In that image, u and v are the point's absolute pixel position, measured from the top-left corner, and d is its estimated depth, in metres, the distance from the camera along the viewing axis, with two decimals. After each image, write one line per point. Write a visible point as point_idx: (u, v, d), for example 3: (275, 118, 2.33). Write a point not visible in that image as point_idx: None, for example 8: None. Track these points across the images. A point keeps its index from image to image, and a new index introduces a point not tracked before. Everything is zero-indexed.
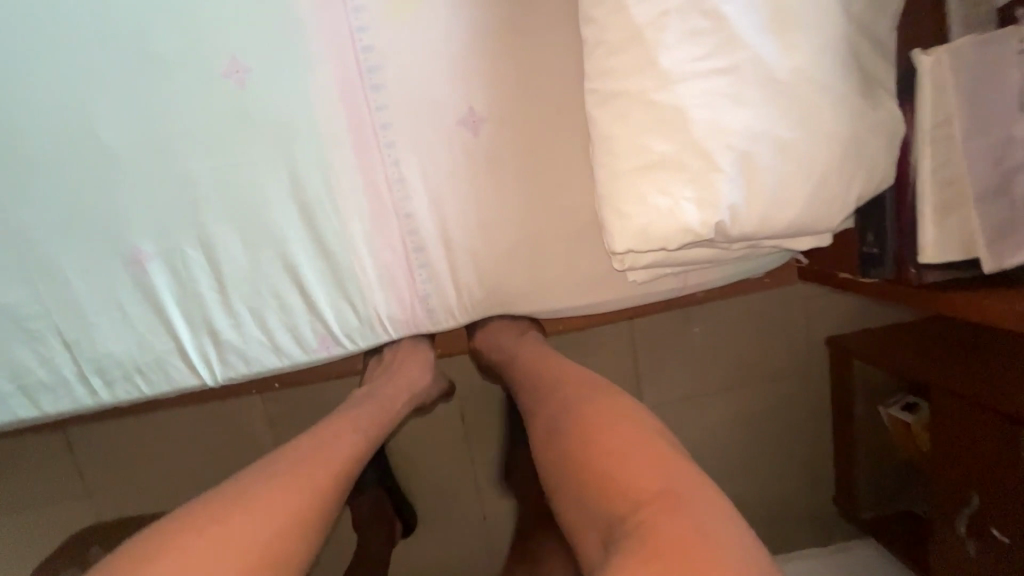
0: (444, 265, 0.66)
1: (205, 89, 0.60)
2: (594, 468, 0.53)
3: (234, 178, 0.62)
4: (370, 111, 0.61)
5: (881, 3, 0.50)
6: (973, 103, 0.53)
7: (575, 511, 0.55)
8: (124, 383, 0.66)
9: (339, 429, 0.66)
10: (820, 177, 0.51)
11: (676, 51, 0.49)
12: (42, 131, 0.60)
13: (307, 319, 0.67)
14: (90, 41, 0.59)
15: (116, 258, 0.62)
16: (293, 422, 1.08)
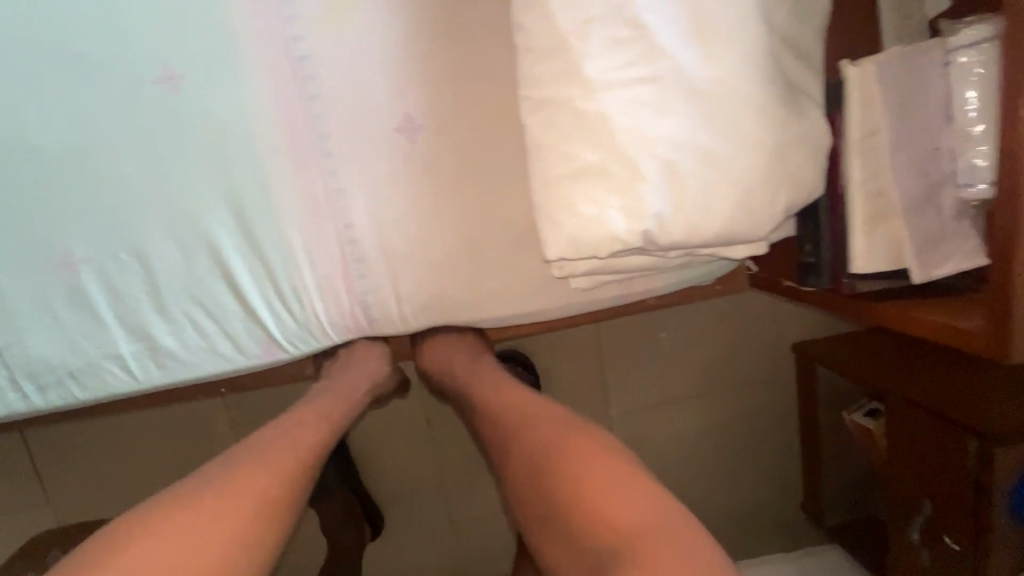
0: (384, 272, 0.66)
1: (137, 94, 0.60)
2: (553, 489, 0.53)
3: (169, 183, 0.61)
4: (305, 117, 0.61)
5: (803, 15, 0.51)
6: (899, 114, 0.53)
7: (541, 528, 0.54)
8: (58, 389, 0.66)
9: (278, 435, 0.65)
10: (745, 187, 0.51)
11: (599, 60, 0.49)
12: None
13: (245, 325, 0.66)
14: (18, 44, 0.58)
15: (45, 261, 0.62)
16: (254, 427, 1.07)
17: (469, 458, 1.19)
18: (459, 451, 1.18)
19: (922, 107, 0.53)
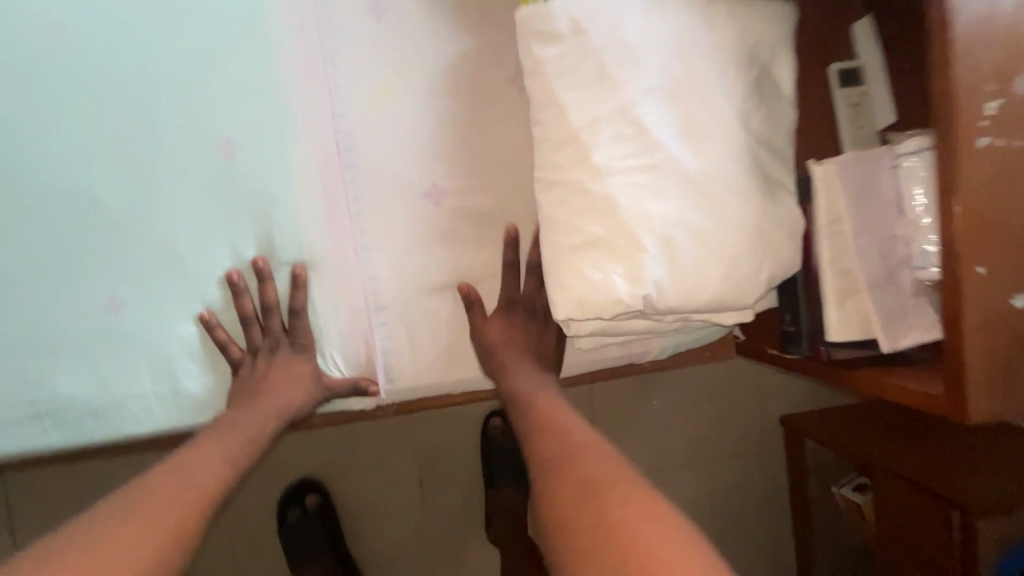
0: (401, 327, 0.71)
1: (197, 159, 0.67)
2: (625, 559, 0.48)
3: (217, 238, 0.68)
4: (344, 186, 0.69)
5: (772, 124, 0.62)
6: (858, 206, 0.62)
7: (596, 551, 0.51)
8: (79, 425, 0.68)
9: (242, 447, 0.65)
10: (731, 261, 0.59)
11: (606, 150, 0.59)
12: (35, 187, 0.65)
13: (268, 368, 0.70)
14: (94, 113, 0.65)
15: (91, 301, 0.66)
16: (257, 496, 1.11)
17: (461, 522, 1.17)
18: (451, 516, 1.17)
19: (881, 200, 0.62)
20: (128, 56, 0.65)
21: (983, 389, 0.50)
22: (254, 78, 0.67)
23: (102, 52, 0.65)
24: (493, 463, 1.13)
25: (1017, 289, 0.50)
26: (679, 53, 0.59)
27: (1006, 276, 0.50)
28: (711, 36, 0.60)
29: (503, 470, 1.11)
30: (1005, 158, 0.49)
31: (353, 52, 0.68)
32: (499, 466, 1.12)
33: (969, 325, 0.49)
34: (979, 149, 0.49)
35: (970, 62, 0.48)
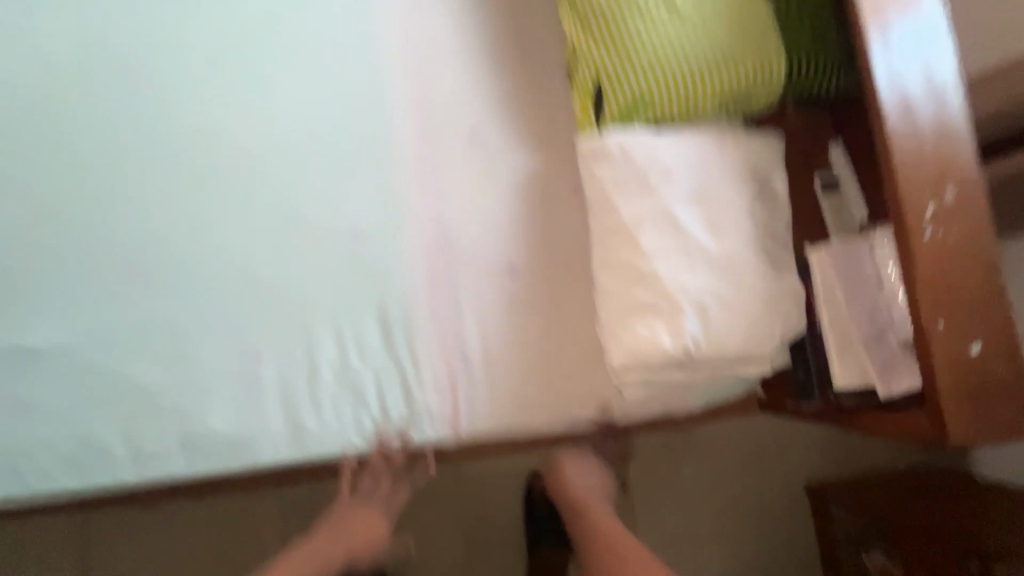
0: (483, 376, 0.87)
1: (331, 240, 0.87)
2: None
3: (339, 303, 0.85)
4: (443, 264, 0.88)
5: (774, 219, 0.83)
6: (847, 281, 0.80)
7: None
8: (215, 455, 0.82)
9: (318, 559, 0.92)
10: (751, 321, 0.78)
11: (652, 238, 0.78)
12: (208, 259, 0.84)
13: (375, 410, 0.85)
14: (259, 205, 0.86)
15: (241, 350, 0.83)
16: None
17: None
18: None
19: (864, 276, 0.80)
20: (289, 165, 0.87)
21: (954, 418, 0.65)
22: (381, 183, 0.89)
23: (269, 162, 0.87)
24: (535, 523, 1.19)
25: (971, 339, 0.66)
26: (702, 169, 0.81)
27: (959, 330, 0.66)
28: (724, 157, 0.82)
29: (546, 529, 1.18)
30: (944, 244, 0.68)
31: (455, 167, 0.91)
32: (542, 525, 1.19)
33: (934, 368, 0.66)
34: (925, 238, 0.68)
35: (913, 176, 0.68)
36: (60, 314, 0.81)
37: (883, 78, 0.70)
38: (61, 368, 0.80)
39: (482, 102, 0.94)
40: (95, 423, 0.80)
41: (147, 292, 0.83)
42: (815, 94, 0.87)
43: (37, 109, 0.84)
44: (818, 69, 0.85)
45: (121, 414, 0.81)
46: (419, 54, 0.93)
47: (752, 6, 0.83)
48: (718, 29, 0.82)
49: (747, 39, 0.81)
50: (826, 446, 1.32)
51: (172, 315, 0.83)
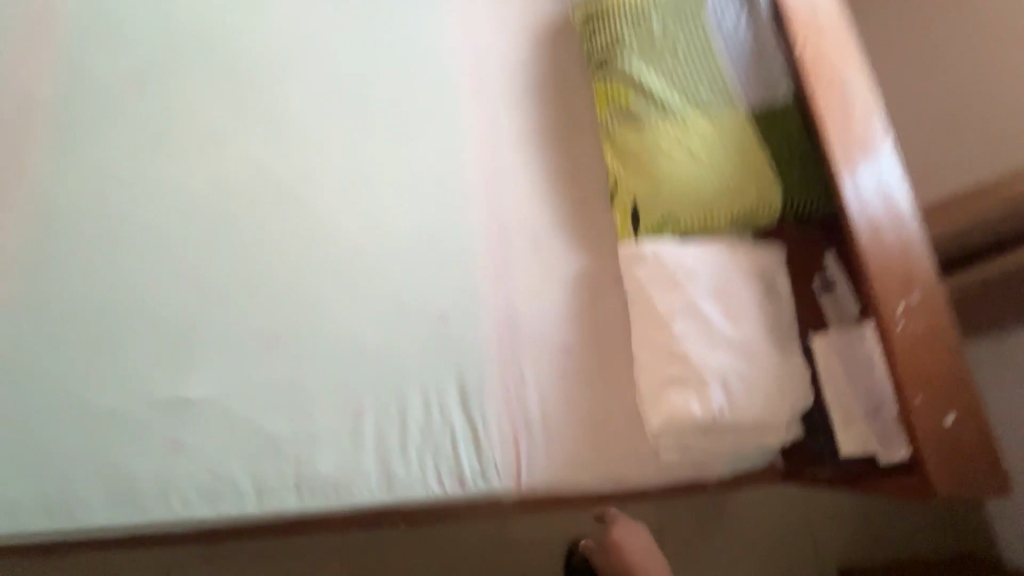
0: (541, 436, 1.04)
1: (421, 319, 1.08)
2: None
3: (428, 370, 1.06)
4: (510, 340, 1.09)
5: (780, 311, 1.03)
6: (845, 364, 0.97)
7: None
8: (321, 494, 0.98)
9: None
10: (765, 395, 0.96)
11: (681, 324, 0.99)
12: (326, 332, 1.06)
13: (452, 462, 1.02)
14: (367, 290, 1.10)
15: (346, 407, 1.03)
16: None
17: None
18: None
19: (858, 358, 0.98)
20: (392, 259, 1.12)
21: (936, 475, 0.81)
22: (463, 274, 1.12)
23: (378, 256, 1.12)
24: None
25: (947, 410, 0.83)
26: (719, 270, 1.03)
27: (934, 404, 0.83)
28: (736, 261, 1.04)
29: None
30: (915, 334, 0.86)
31: (519, 262, 1.14)
32: None
33: (918, 434, 0.82)
34: (899, 329, 0.86)
35: (885, 281, 0.89)
36: (213, 372, 1.03)
37: (856, 210, 0.93)
38: (209, 414, 1.01)
39: (542, 213, 1.19)
40: (228, 464, 0.99)
41: (277, 357, 1.05)
42: (810, 214, 1.09)
43: (214, 216, 1.12)
44: (810, 196, 1.07)
45: (249, 456, 0.99)
46: (492, 176, 1.20)
47: (754, 150, 1.08)
48: (725, 167, 1.08)
49: (748, 177, 1.08)
50: (846, 515, 1.45)
51: (298, 376, 1.04)
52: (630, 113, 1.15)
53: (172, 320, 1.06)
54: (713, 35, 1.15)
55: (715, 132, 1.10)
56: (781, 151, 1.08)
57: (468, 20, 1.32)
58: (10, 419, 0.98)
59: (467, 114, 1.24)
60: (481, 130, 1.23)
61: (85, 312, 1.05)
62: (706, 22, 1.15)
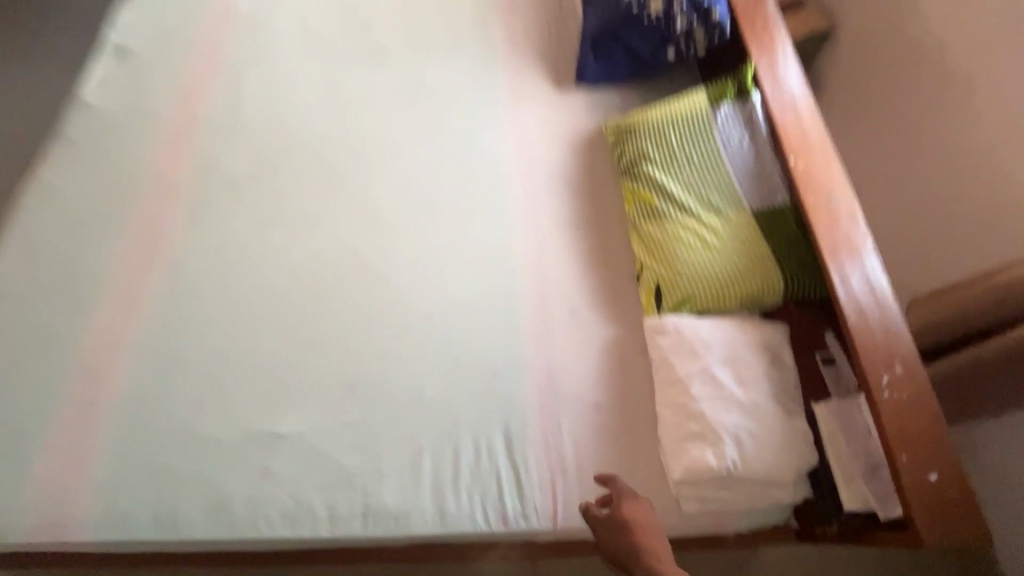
0: (575, 482, 1.19)
1: (475, 374, 1.28)
2: None
3: (478, 419, 1.23)
4: (549, 395, 1.26)
5: (784, 379, 1.19)
6: (843, 427, 1.12)
7: None
8: (384, 523, 1.14)
9: None
10: (773, 452, 1.10)
11: (697, 387, 1.16)
12: (394, 382, 1.26)
13: (497, 501, 1.17)
14: (430, 347, 1.31)
15: (408, 447, 1.20)
16: None
17: None
18: None
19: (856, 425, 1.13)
20: (451, 323, 1.34)
21: (924, 524, 0.93)
22: (510, 337, 1.32)
23: (439, 320, 1.34)
24: None
25: (929, 470, 0.96)
26: (731, 343, 1.21)
27: (919, 461, 0.97)
28: (745, 336, 1.22)
29: None
30: (898, 401, 1.02)
31: (559, 329, 1.34)
32: None
33: (906, 487, 0.95)
34: (884, 396, 1.02)
35: (871, 355, 1.06)
36: (300, 411, 1.23)
37: (844, 295, 1.12)
38: (292, 448, 1.19)
39: (577, 288, 1.40)
40: (308, 491, 1.16)
41: (353, 401, 1.24)
42: (809, 297, 1.28)
43: (308, 284, 1.38)
44: (809, 282, 1.27)
45: (324, 486, 1.16)
46: (536, 257, 1.44)
47: (758, 242, 1.30)
48: (734, 257, 1.30)
49: (754, 265, 1.28)
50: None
51: (369, 418, 1.23)
52: (653, 209, 1.39)
53: (265, 367, 1.28)
54: (721, 150, 1.42)
55: (724, 227, 1.33)
56: (782, 244, 1.29)
57: (520, 134, 1.64)
58: (133, 444, 1.19)
59: (516, 207, 1.51)
60: (527, 220, 1.49)
61: (199, 357, 1.29)
62: (715, 140, 1.43)
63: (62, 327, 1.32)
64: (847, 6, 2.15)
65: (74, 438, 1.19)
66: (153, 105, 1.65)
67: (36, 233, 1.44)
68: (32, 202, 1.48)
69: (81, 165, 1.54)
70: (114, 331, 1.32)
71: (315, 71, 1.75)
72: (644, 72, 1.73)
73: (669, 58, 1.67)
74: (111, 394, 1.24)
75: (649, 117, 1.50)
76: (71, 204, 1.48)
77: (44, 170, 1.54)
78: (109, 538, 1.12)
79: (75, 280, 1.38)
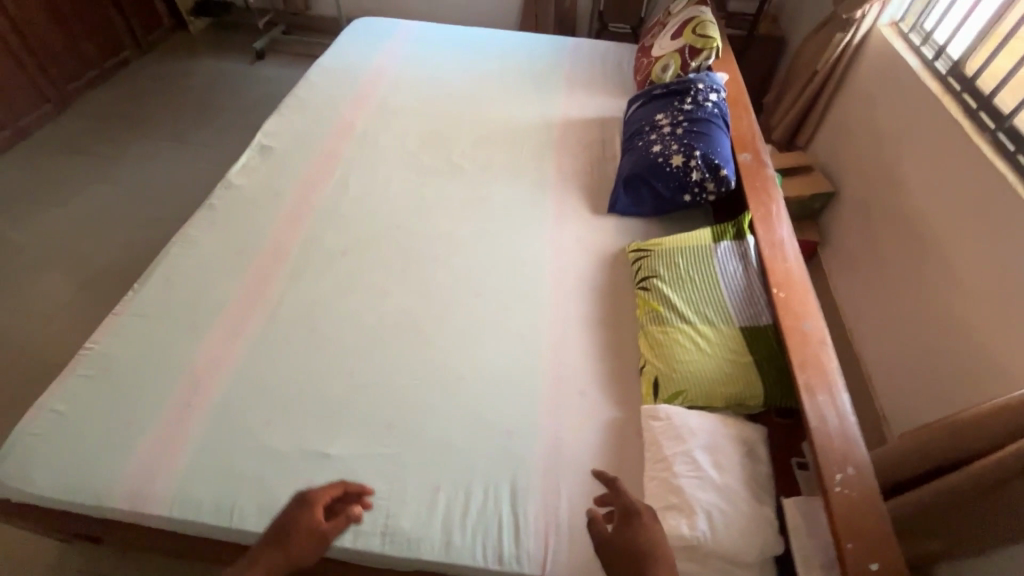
0: (566, 539, 1.36)
1: (492, 431, 1.52)
2: None
3: (491, 468, 1.45)
4: (553, 458, 1.48)
5: (758, 471, 1.37)
6: (806, 521, 1.28)
7: None
8: (398, 543, 1.34)
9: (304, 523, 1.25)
10: (740, 532, 1.25)
11: (679, 465, 1.36)
12: (426, 427, 1.52)
13: (496, 542, 1.35)
14: (459, 403, 1.57)
15: (428, 482, 1.42)
16: None
17: None
18: None
19: (818, 522, 1.28)
20: (480, 386, 1.61)
21: None
22: (527, 404, 1.58)
23: (471, 383, 1.62)
24: None
25: (871, 560, 1.11)
26: (713, 434, 1.41)
27: (862, 551, 1.12)
28: (727, 429, 1.43)
29: None
30: (848, 496, 1.19)
31: (569, 404, 1.58)
32: None
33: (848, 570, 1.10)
34: (837, 490, 1.20)
35: (828, 454, 1.25)
36: (346, 437, 1.49)
37: (808, 402, 1.34)
38: (335, 468, 1.44)
39: (589, 372, 1.66)
40: None
41: (389, 437, 1.50)
42: (785, 406, 1.50)
43: (370, 337, 1.72)
44: (785, 392, 1.49)
45: None
46: (558, 342, 1.73)
47: (743, 354, 1.56)
48: (722, 363, 1.55)
49: (739, 371, 1.53)
50: None
51: (401, 453, 1.47)
52: (659, 316, 1.68)
53: (326, 399, 1.57)
54: (718, 274, 1.73)
55: (716, 338, 1.60)
56: (763, 358, 1.55)
57: (558, 244, 2.02)
58: (213, 442, 1.48)
59: (546, 300, 1.84)
60: (554, 312, 1.81)
61: (278, 384, 1.60)
62: (715, 267, 1.75)
63: (178, 345, 1.67)
64: (848, 176, 2.55)
65: (170, 432, 1.49)
66: (279, 189, 2.17)
67: (176, 269, 1.87)
68: (177, 249, 1.94)
69: (218, 224, 2.03)
70: (216, 353, 1.66)
71: (405, 180, 2.24)
72: (665, 208, 2.11)
73: (685, 201, 2.07)
74: (205, 402, 1.55)
75: (663, 245, 1.85)
76: (205, 252, 1.93)
77: (190, 228, 2.02)
78: (179, 517, 1.37)
79: (196, 308, 1.77)
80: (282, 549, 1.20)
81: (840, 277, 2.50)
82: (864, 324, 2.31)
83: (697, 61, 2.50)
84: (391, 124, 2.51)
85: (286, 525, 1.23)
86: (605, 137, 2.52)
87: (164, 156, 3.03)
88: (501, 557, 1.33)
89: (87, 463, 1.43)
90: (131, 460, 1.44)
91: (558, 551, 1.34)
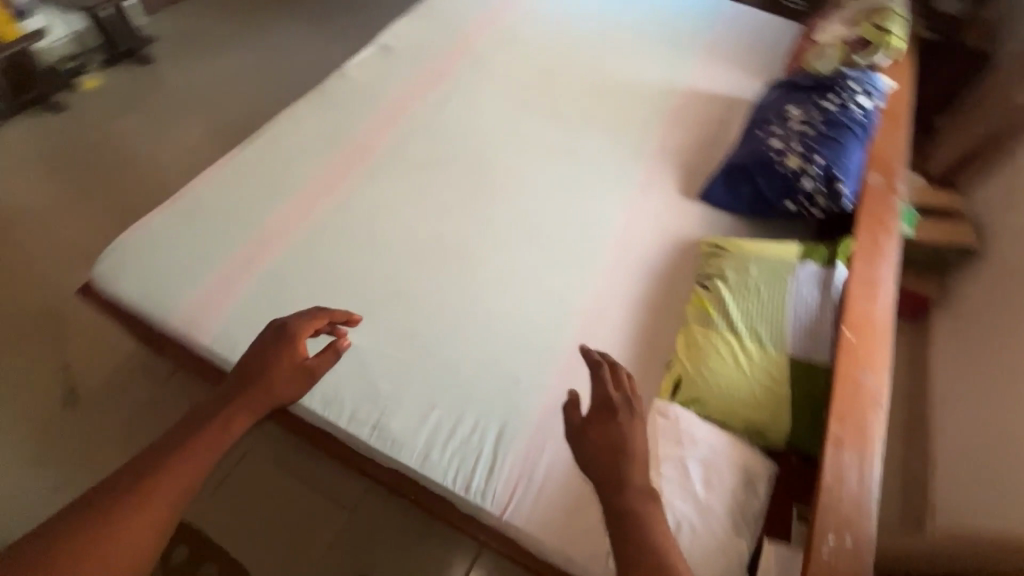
0: (534, 494, 1.38)
1: (500, 373, 1.54)
2: None
3: (487, 406, 1.49)
4: (549, 417, 1.48)
5: (747, 503, 1.29)
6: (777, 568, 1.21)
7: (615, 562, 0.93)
8: (384, 440, 1.44)
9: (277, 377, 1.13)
10: (703, 553, 1.21)
11: (667, 469, 1.30)
12: (441, 349, 1.57)
13: (469, 473, 1.40)
14: (479, 338, 1.60)
15: (426, 399, 1.49)
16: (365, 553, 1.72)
17: None
18: None
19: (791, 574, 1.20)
20: (504, 329, 1.62)
21: None
22: (541, 360, 1.57)
23: (497, 323, 1.63)
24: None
25: None
26: (715, 451, 1.33)
27: None
28: (732, 451, 1.34)
29: None
30: (832, 561, 1.09)
31: (582, 373, 1.56)
32: None
33: None
34: (823, 551, 1.10)
35: (830, 513, 1.14)
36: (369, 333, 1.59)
37: (831, 455, 1.21)
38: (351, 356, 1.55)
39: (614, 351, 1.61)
40: (345, 389, 1.49)
41: (406, 346, 1.57)
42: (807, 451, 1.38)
43: (420, 251, 1.78)
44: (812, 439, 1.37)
45: (359, 395, 1.49)
46: (594, 311, 1.68)
47: (782, 385, 1.43)
48: (754, 386, 1.43)
49: (769, 400, 1.41)
50: None
51: (411, 363, 1.54)
52: (707, 318, 1.57)
53: (364, 293, 1.67)
54: (789, 296, 1.56)
55: (758, 359, 1.47)
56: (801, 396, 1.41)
57: (632, 216, 1.92)
58: (260, 299, 1.64)
59: (599, 267, 1.78)
60: (602, 281, 1.75)
61: (327, 267, 1.72)
62: (788, 286, 1.58)
63: (258, 207, 1.84)
64: (1002, 236, 2.14)
65: (230, 279, 1.67)
66: (384, 90, 2.23)
67: (275, 141, 2.02)
68: (283, 123, 2.08)
69: (323, 109, 2.14)
70: (285, 223, 1.80)
71: (503, 110, 2.21)
72: (761, 211, 1.92)
73: (786, 209, 1.87)
74: (264, 263, 1.71)
75: (740, 247, 1.69)
76: (304, 132, 2.06)
77: (299, 107, 2.15)
78: (217, 351, 1.57)
79: (281, 179, 1.92)
80: (262, 382, 1.11)
81: (945, 343, 2.17)
82: (951, 402, 2.01)
83: (864, 56, 2.19)
84: (510, 53, 2.45)
85: (268, 358, 1.15)
86: (727, 118, 2.30)
87: (304, 37, 3.20)
88: (469, 487, 1.39)
89: (162, 283, 1.66)
90: (194, 292, 1.65)
91: (523, 501, 1.37)
